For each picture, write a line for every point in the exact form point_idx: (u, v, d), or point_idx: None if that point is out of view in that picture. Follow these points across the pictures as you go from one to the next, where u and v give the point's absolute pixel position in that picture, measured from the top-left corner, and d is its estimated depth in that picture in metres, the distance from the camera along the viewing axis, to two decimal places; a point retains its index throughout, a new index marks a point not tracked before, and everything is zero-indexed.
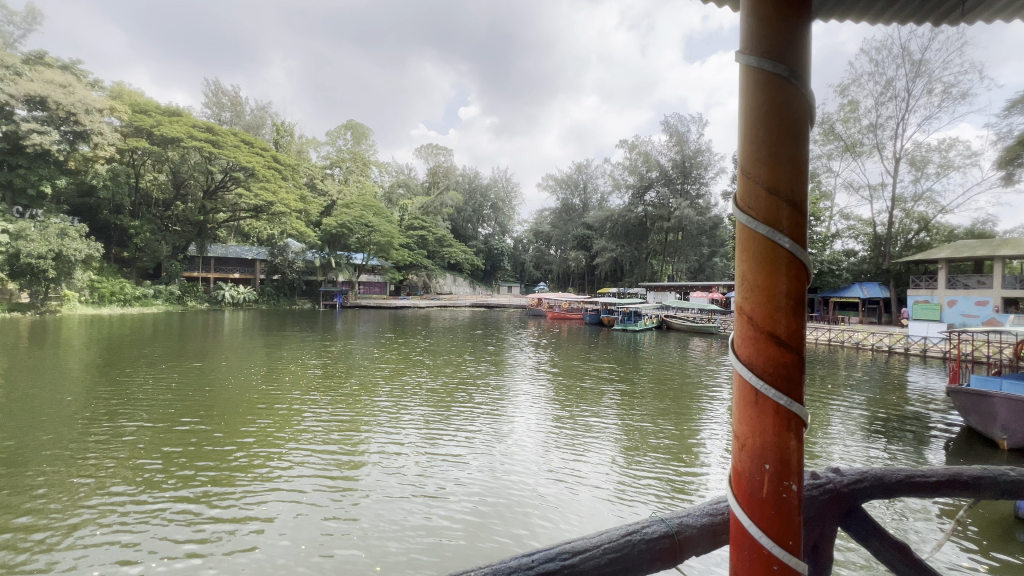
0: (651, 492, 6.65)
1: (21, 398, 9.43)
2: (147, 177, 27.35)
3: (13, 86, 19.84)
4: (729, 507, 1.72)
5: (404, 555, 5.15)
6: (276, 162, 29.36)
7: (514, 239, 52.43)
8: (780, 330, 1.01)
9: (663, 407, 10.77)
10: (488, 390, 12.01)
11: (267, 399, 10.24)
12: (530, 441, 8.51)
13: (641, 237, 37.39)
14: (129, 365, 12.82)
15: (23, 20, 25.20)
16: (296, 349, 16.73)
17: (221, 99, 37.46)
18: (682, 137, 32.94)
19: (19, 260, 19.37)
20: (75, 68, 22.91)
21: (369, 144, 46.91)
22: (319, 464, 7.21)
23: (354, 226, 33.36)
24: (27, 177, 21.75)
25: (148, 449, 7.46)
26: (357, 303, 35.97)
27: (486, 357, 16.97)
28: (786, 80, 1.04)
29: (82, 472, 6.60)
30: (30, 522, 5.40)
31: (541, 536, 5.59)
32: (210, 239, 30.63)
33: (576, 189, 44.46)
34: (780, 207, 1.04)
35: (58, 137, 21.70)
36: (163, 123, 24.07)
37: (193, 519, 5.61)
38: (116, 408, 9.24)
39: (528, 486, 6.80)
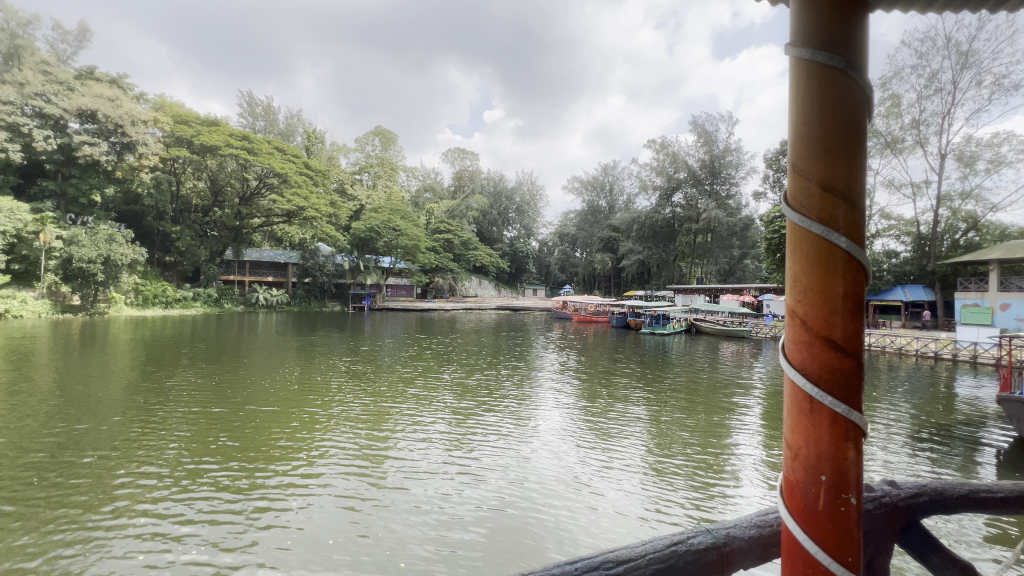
0: (684, 492, 6.54)
1: (71, 395, 9.83)
2: (187, 185, 28.78)
3: (66, 101, 21.24)
4: (779, 519, 1.66)
5: (453, 527, 5.53)
6: (308, 168, 30.24)
7: (540, 241, 52.45)
8: (837, 335, 0.95)
9: (692, 409, 10.65)
10: (516, 388, 12.24)
11: (304, 395, 10.66)
12: (558, 438, 8.50)
13: (668, 239, 36.72)
14: (171, 364, 13.31)
15: (76, 39, 26.98)
16: (327, 349, 17.28)
17: (255, 109, 38.76)
18: (711, 136, 32.11)
19: (72, 264, 20.75)
20: (122, 82, 24.29)
21: (397, 149, 47.79)
22: (364, 446, 7.74)
23: (383, 230, 33.94)
24: (80, 186, 23.10)
25: (211, 431, 8.20)
26: (384, 305, 36.54)
27: (514, 358, 17.11)
28: (834, 70, 0.99)
29: (158, 449, 7.35)
30: (103, 495, 5.94)
31: (571, 534, 5.50)
32: (245, 243, 31.78)
33: (602, 190, 44.06)
34: (835, 206, 0.99)
35: (106, 148, 22.90)
36: (203, 133, 25.26)
37: (232, 503, 5.84)
38: (162, 403, 9.68)
39: (555, 482, 6.75)
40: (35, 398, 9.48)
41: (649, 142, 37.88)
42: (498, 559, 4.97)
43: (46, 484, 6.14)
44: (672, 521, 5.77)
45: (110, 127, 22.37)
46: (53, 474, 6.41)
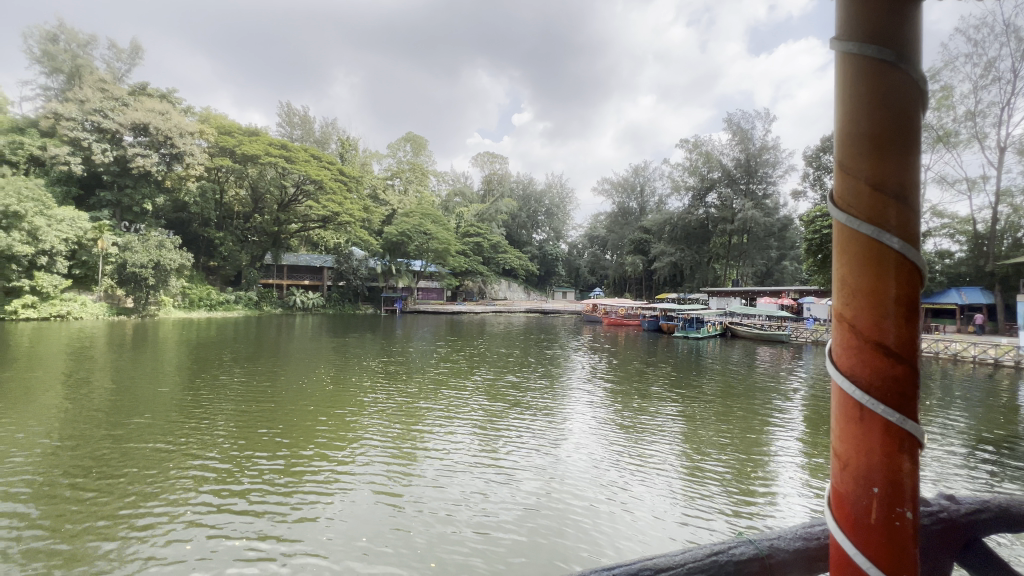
0: (721, 499, 6.34)
1: (124, 392, 10.38)
2: (230, 193, 30.15)
3: (122, 116, 22.70)
4: (826, 531, 1.59)
5: (487, 524, 5.56)
6: (342, 174, 31.05)
7: (569, 244, 52.19)
8: (890, 341, 0.91)
9: (727, 414, 10.34)
10: (545, 390, 12.21)
11: (339, 394, 10.96)
12: (589, 440, 8.41)
13: (702, 240, 35.83)
14: (214, 365, 13.90)
15: (130, 57, 28.75)
16: (360, 351, 17.65)
17: (293, 118, 40.17)
18: (747, 134, 31.13)
19: (126, 269, 22.08)
20: (171, 97, 25.75)
21: (428, 155, 48.55)
22: (399, 444, 7.90)
23: (414, 234, 34.53)
24: (133, 196, 24.56)
25: (255, 427, 8.55)
26: (415, 308, 37.10)
27: (544, 360, 17.04)
28: (886, 65, 0.95)
29: (207, 442, 7.72)
30: (161, 483, 6.30)
31: (602, 537, 5.42)
32: (283, 248, 32.94)
33: (632, 192, 43.43)
34: (887, 205, 0.94)
35: (157, 159, 24.27)
36: (245, 143, 26.42)
37: (277, 495, 6.07)
38: (207, 400, 10.11)
39: (586, 484, 6.66)
40: (92, 395, 10.05)
41: (682, 141, 37.15)
42: (528, 562, 4.91)
43: (106, 473, 6.52)
44: (709, 529, 5.58)
45: (160, 139, 23.73)
46: (112, 464, 6.81)
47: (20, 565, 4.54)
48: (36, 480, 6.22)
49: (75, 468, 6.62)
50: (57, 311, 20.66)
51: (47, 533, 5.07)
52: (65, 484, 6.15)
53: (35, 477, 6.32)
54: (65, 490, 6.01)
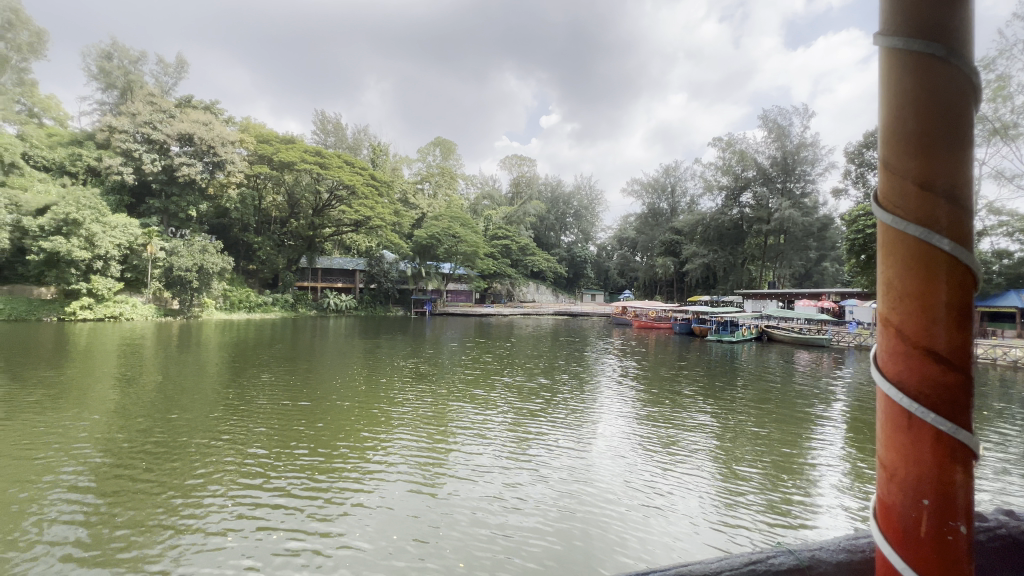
0: (758, 507, 6.14)
1: (172, 389, 10.93)
2: (268, 199, 31.33)
3: (169, 128, 24.00)
4: (871, 543, 1.53)
5: (516, 523, 5.58)
6: (374, 179, 31.74)
7: (598, 246, 51.72)
8: (941, 347, 0.87)
9: (763, 420, 10.00)
10: (575, 392, 12.12)
11: (372, 394, 11.21)
12: (619, 443, 8.30)
13: (736, 241, 34.82)
14: (253, 364, 14.44)
15: (176, 71, 30.37)
16: (391, 353, 17.94)
17: (327, 126, 41.42)
18: (784, 131, 30.06)
19: (172, 272, 23.26)
20: (214, 108, 27.05)
21: (457, 159, 49.14)
22: (430, 442, 8.01)
23: (443, 237, 34.95)
24: (179, 203, 25.87)
25: (293, 423, 8.86)
26: (444, 310, 37.44)
27: (573, 363, 16.93)
28: (940, 59, 0.90)
29: (249, 437, 8.05)
30: (209, 472, 6.63)
31: (633, 540, 5.34)
32: (318, 252, 33.95)
33: (663, 192, 42.64)
34: (937, 205, 0.90)
35: (201, 167, 25.48)
36: (282, 150, 27.43)
37: (317, 487, 6.26)
38: (247, 398, 10.53)
39: (616, 487, 6.58)
40: (143, 391, 10.62)
41: (714, 140, 36.28)
42: (555, 562, 4.88)
43: (158, 463, 6.89)
44: (744, 538, 5.41)
45: (204, 148, 24.94)
46: (163, 454, 7.18)
47: (84, 547, 4.84)
48: (95, 468, 6.60)
49: (130, 458, 6.99)
50: (111, 312, 22.02)
51: (107, 518, 5.38)
52: (121, 473, 6.51)
53: (96, 464, 6.76)
54: (122, 478, 6.36)
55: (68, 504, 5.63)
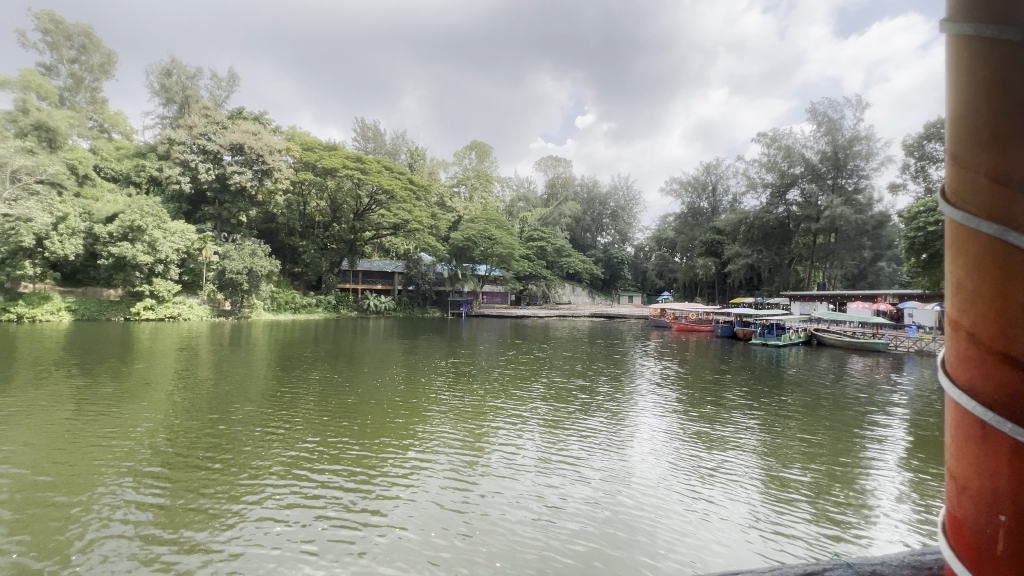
0: (807, 517, 5.85)
1: (223, 386, 11.51)
2: (313, 204, 32.62)
3: (223, 139, 25.48)
4: (939, 561, 1.43)
5: (553, 523, 5.56)
6: (412, 183, 32.39)
7: (636, 247, 50.86)
8: (1020, 354, 0.80)
9: (813, 427, 9.54)
10: (612, 394, 11.93)
11: (410, 393, 11.41)
12: (658, 447, 8.11)
13: (782, 241, 33.37)
14: (298, 363, 15.08)
15: (228, 85, 32.19)
16: (428, 353, 18.28)
17: (367, 133, 42.73)
18: (835, 124, 28.54)
19: (225, 275, 24.64)
20: (263, 118, 28.53)
21: (492, 162, 49.58)
22: (467, 441, 8.08)
23: (479, 239, 35.29)
24: (231, 209, 27.35)
25: (334, 419, 9.13)
26: (480, 312, 37.77)
27: (610, 365, 16.73)
28: (1015, 43, 0.82)
29: (294, 431, 8.37)
30: (259, 463, 6.96)
31: (671, 544, 5.22)
32: (358, 255, 35.06)
33: (703, 191, 41.42)
34: (1014, 201, 0.83)
35: (251, 175, 26.83)
36: (325, 157, 28.50)
37: (359, 481, 6.45)
38: (291, 395, 10.95)
39: (655, 491, 6.43)
40: (197, 387, 11.25)
41: (758, 135, 34.94)
42: (594, 563, 4.85)
43: (211, 453, 7.28)
44: (792, 548, 5.19)
45: (254, 157, 26.29)
46: (216, 446, 7.59)
47: (146, 532, 5.14)
48: (154, 458, 7.00)
49: (186, 449, 7.40)
50: (170, 313, 23.60)
51: (166, 505, 5.70)
52: (178, 462, 6.90)
53: (157, 453, 7.22)
54: (179, 467, 6.76)
55: (131, 491, 5.99)
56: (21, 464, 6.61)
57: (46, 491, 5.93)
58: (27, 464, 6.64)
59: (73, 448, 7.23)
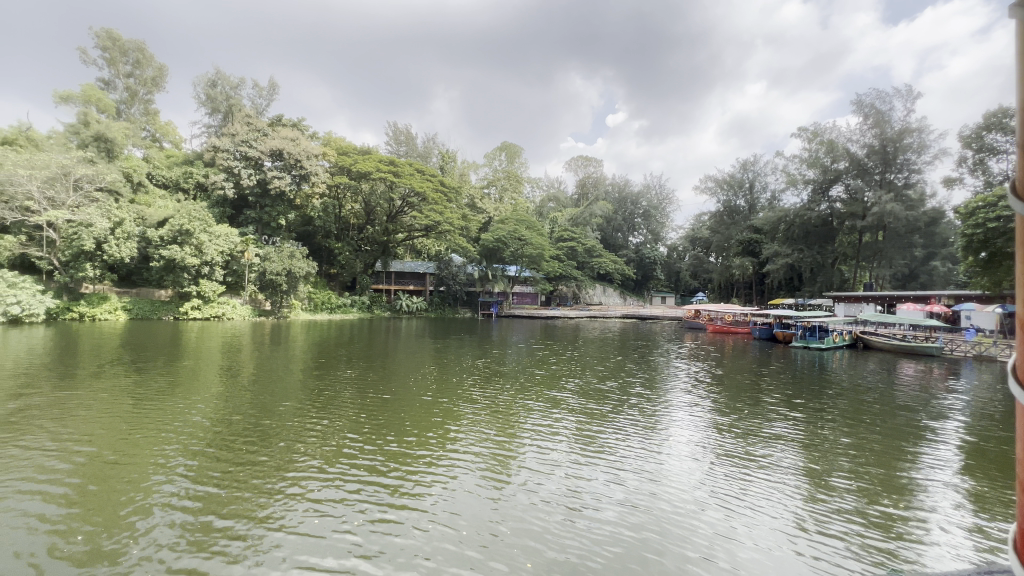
0: (854, 526, 5.59)
1: (263, 382, 11.99)
2: (348, 207, 33.49)
3: (264, 145, 26.57)
4: None
5: (585, 521, 5.51)
6: (443, 185, 32.72)
7: (669, 247, 49.78)
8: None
9: (860, 434, 9.08)
10: (645, 397, 11.67)
11: (440, 392, 11.51)
12: (693, 450, 7.91)
13: (825, 239, 31.94)
14: (334, 362, 15.51)
15: (268, 93, 33.50)
16: (458, 353, 18.43)
17: (399, 137, 43.56)
18: (883, 115, 27.08)
19: (266, 276, 25.65)
20: (301, 125, 29.56)
21: (522, 162, 49.62)
22: (497, 439, 8.11)
23: (510, 240, 35.32)
24: (271, 213, 28.43)
25: (367, 416, 9.31)
26: (510, 313, 37.81)
27: (642, 367, 16.44)
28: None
29: (328, 426, 8.59)
30: (297, 456, 7.18)
31: (707, 547, 5.08)
32: (391, 256, 35.75)
33: (740, 188, 40.15)
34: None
35: (290, 180, 27.80)
36: (359, 161, 29.17)
37: (395, 474, 6.61)
38: (325, 392, 11.23)
39: (689, 494, 6.29)
40: (240, 383, 11.78)
41: (800, 130, 33.58)
42: (631, 560, 4.80)
43: (252, 445, 7.58)
44: (839, 557, 5.00)
45: (292, 162, 27.25)
46: (256, 438, 7.90)
47: (195, 516, 5.42)
48: (199, 449, 7.35)
49: (228, 441, 7.72)
50: (216, 312, 24.80)
51: (214, 492, 6.00)
52: (221, 453, 7.21)
53: (201, 444, 7.57)
54: (223, 457, 7.07)
55: (181, 478, 6.34)
56: (85, 451, 7.12)
57: (102, 477, 6.31)
58: (86, 452, 7.09)
59: (126, 438, 7.67)
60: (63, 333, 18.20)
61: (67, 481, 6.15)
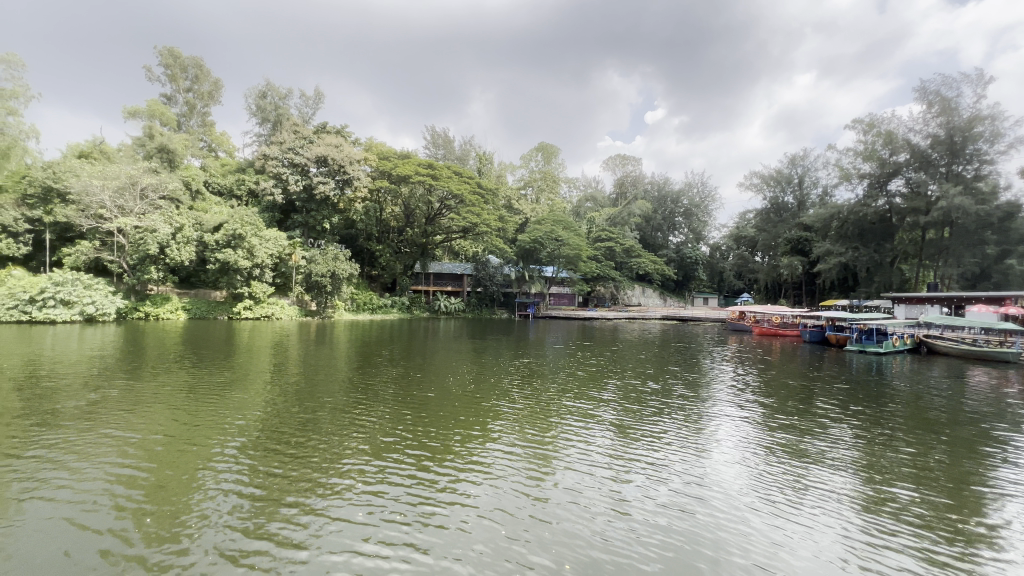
0: (920, 539, 5.20)
1: (308, 380, 12.42)
2: (388, 210, 34.37)
3: (310, 152, 27.72)
4: None
5: (627, 521, 5.38)
6: (480, 187, 32.98)
7: (712, 246, 48.22)
8: None
9: (924, 443, 8.45)
10: (687, 400, 11.28)
11: (477, 392, 11.52)
12: (740, 454, 7.58)
13: (884, 236, 29.99)
14: (376, 361, 15.93)
15: (314, 102, 34.89)
16: (496, 354, 18.51)
17: (437, 140, 44.34)
18: (949, 102, 25.19)
19: (311, 278, 26.67)
20: (344, 132, 30.63)
21: (559, 163, 49.45)
22: (535, 439, 8.03)
23: (546, 241, 35.17)
24: (316, 217, 29.57)
25: (405, 414, 9.41)
26: (547, 314, 37.64)
27: (683, 369, 15.97)
28: None
29: (369, 423, 8.76)
30: (340, 450, 7.35)
31: (755, 552, 4.85)
32: (430, 258, 36.39)
33: (788, 185, 38.41)
34: None
35: (334, 184, 28.82)
36: (399, 165, 29.86)
37: (438, 468, 6.72)
38: (366, 390, 11.49)
39: (735, 498, 6.04)
40: (288, 380, 12.31)
41: (853, 121, 31.76)
42: (676, 562, 4.64)
43: (297, 438, 7.82)
44: (898, 566, 4.70)
45: (336, 168, 28.26)
46: (301, 432, 8.15)
47: (253, 500, 5.66)
48: (249, 441, 7.64)
49: (275, 434, 8.00)
50: (266, 312, 26.02)
51: (268, 479, 6.25)
52: (270, 445, 7.48)
53: (251, 436, 7.88)
54: (271, 449, 7.33)
55: (237, 466, 6.63)
56: (150, 439, 7.55)
57: (163, 463, 6.67)
58: (148, 441, 7.52)
59: (184, 430, 8.08)
60: (130, 331, 19.59)
61: (135, 466, 6.55)
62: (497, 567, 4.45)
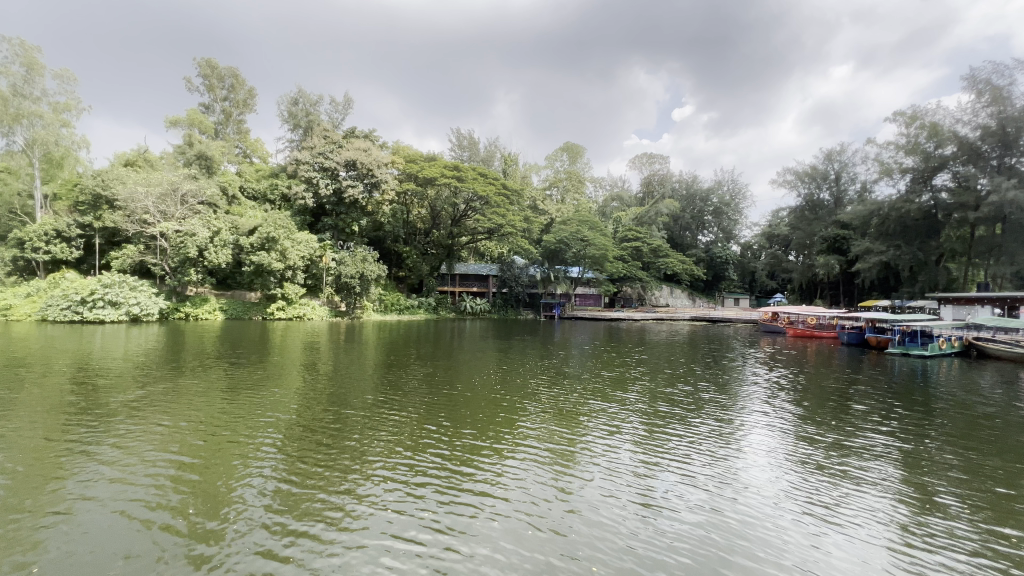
0: (969, 546, 4.95)
1: (339, 378, 12.68)
2: (415, 212, 34.84)
3: (339, 156, 28.40)
4: None
5: (658, 519, 5.31)
6: (505, 189, 33.06)
7: (743, 245, 46.90)
8: None
9: (973, 449, 8.04)
10: (719, 403, 11.00)
11: (504, 393, 11.52)
12: (774, 457, 7.38)
13: (928, 234, 28.51)
14: (404, 360, 16.14)
15: (343, 107, 35.70)
16: (522, 354, 18.48)
17: (463, 142, 44.68)
18: (1000, 91, 23.79)
19: (341, 279, 27.29)
20: (372, 136, 31.25)
21: (584, 162, 49.07)
22: (562, 439, 8.02)
23: (572, 241, 34.95)
24: (345, 219, 30.26)
25: (433, 412, 9.52)
26: (573, 314, 37.40)
27: (713, 372, 15.56)
28: None
29: (399, 420, 8.89)
30: (371, 445, 7.51)
31: (791, 554, 4.73)
32: (456, 259, 36.67)
33: (824, 181, 37.03)
34: None
35: (362, 187, 29.43)
36: (425, 167, 30.23)
37: (468, 464, 6.78)
38: (395, 389, 11.66)
39: (770, 500, 5.88)
40: (319, 378, 12.60)
41: (895, 114, 30.38)
42: (708, 561, 4.56)
43: (330, 434, 8.03)
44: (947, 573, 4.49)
45: (365, 171, 28.86)
46: (333, 428, 8.34)
47: (290, 491, 5.83)
48: (284, 435, 7.87)
49: (309, 429, 8.23)
50: (298, 313, 26.76)
51: (303, 471, 6.41)
52: (304, 439, 7.70)
53: (286, 430, 8.13)
54: (305, 442, 7.55)
55: (273, 459, 6.79)
56: (191, 432, 7.87)
57: (205, 453, 6.95)
58: (190, 432, 7.85)
59: (222, 423, 8.40)
60: (171, 330, 20.46)
61: (178, 456, 6.82)
62: (529, 559, 4.47)
